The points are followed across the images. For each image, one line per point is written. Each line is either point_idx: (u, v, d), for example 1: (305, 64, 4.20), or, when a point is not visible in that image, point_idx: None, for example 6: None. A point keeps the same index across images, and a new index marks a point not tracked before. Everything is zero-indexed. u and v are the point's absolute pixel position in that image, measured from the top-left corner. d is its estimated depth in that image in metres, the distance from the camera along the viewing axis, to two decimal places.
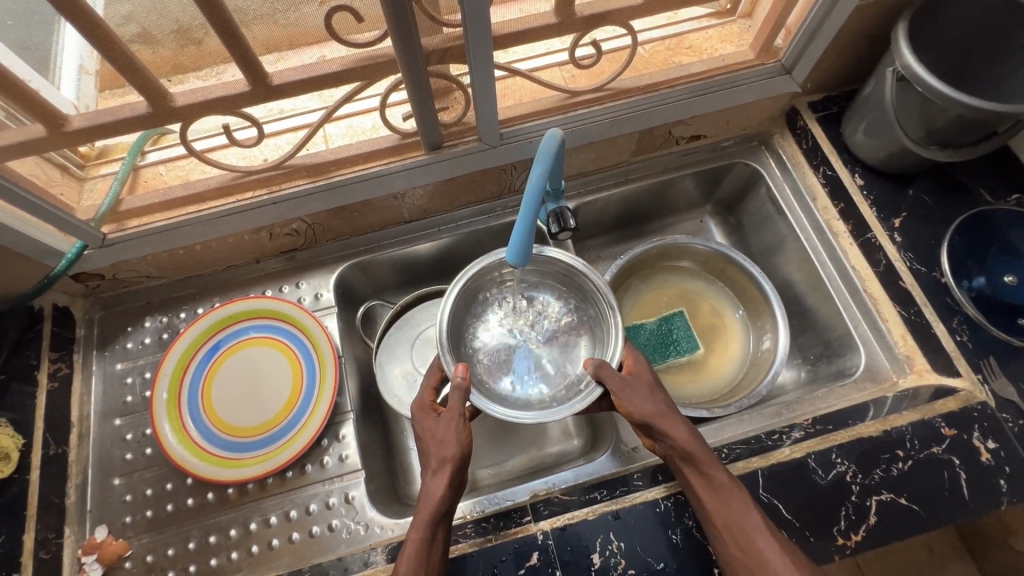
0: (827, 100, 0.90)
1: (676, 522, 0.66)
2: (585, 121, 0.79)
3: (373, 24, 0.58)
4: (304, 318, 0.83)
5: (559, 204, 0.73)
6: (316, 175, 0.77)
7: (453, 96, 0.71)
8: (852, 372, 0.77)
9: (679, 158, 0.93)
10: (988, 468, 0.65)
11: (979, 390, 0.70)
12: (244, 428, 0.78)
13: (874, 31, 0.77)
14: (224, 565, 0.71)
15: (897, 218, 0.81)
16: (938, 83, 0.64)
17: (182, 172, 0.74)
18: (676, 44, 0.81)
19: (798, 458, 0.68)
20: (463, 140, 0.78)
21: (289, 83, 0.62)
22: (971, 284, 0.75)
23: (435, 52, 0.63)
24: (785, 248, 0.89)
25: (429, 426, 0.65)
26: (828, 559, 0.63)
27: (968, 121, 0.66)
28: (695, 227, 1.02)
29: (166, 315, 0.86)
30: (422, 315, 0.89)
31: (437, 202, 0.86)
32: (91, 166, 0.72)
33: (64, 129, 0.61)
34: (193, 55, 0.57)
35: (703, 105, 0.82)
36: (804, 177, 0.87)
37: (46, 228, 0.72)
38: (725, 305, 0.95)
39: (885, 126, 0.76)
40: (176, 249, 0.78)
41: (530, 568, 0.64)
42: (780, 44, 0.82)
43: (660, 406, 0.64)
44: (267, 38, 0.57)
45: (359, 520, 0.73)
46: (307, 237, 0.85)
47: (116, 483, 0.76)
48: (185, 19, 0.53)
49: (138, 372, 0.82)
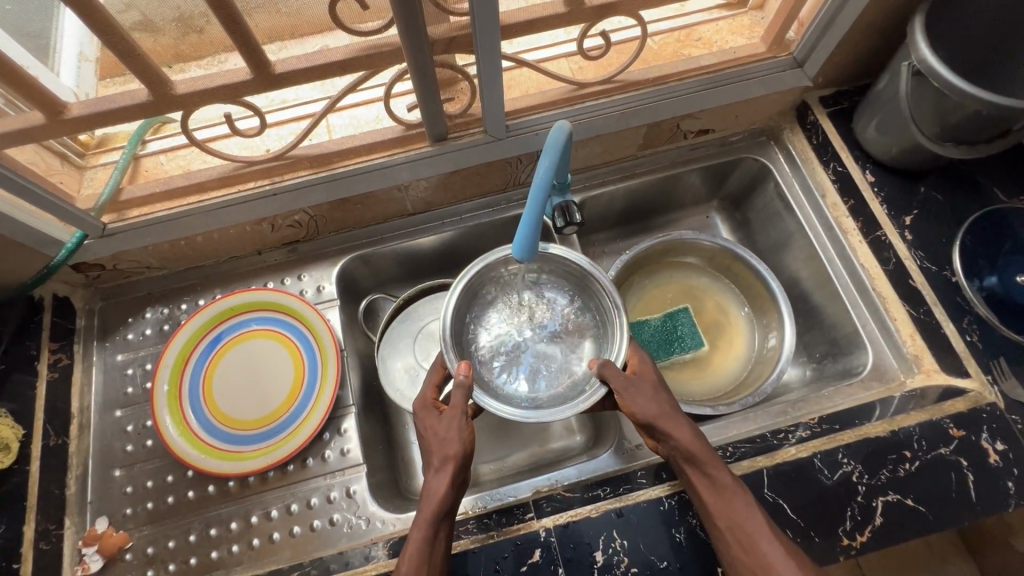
0: (839, 95, 0.88)
1: (680, 520, 0.65)
2: (593, 114, 0.79)
3: (378, 13, 0.56)
4: (305, 310, 0.82)
5: (565, 198, 0.71)
6: (320, 166, 0.76)
7: (459, 86, 0.70)
8: (859, 372, 0.77)
9: (687, 153, 0.92)
10: (997, 470, 0.65)
11: (988, 391, 0.69)
12: (245, 422, 0.78)
13: (888, 26, 0.76)
14: (224, 558, 0.70)
15: (908, 216, 0.79)
16: (974, 88, 0.62)
17: (183, 162, 0.73)
18: (686, 35, 0.79)
19: (804, 458, 0.67)
20: (469, 132, 0.78)
21: (290, 73, 0.61)
22: (983, 283, 0.74)
23: (441, 41, 0.61)
24: (793, 245, 0.88)
25: (431, 424, 0.64)
26: (833, 559, 0.62)
27: (983, 118, 0.65)
28: (700, 222, 1.01)
29: (166, 307, 0.85)
30: (424, 309, 0.88)
31: (441, 195, 0.85)
32: (91, 154, 0.71)
33: (63, 116, 0.59)
34: (195, 43, 0.56)
35: (711, 100, 0.81)
36: (814, 173, 0.86)
37: (45, 217, 0.71)
38: (730, 302, 0.94)
39: (898, 122, 0.75)
40: (176, 240, 0.77)
41: (531, 566, 0.64)
42: (792, 36, 0.80)
43: (664, 406, 0.63)
44: (269, 27, 0.56)
45: (360, 514, 0.72)
46: (309, 229, 0.84)
47: (116, 475, 0.76)
48: (187, 7, 0.51)
49: (138, 363, 0.82)
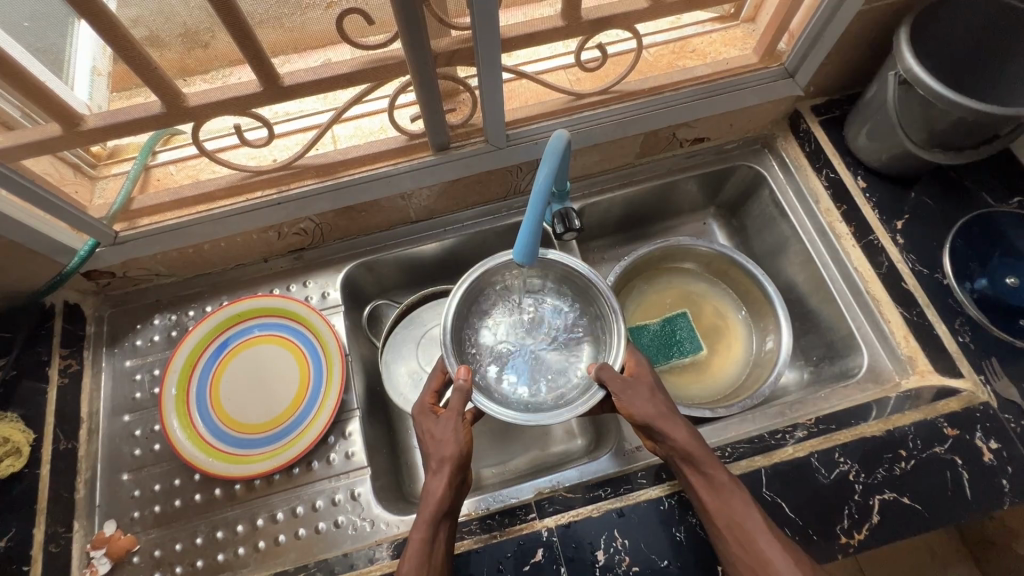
0: (830, 104, 0.91)
1: (679, 519, 0.66)
2: (590, 123, 0.80)
3: (383, 27, 0.59)
4: (311, 315, 0.84)
5: (564, 205, 0.72)
6: (325, 175, 0.77)
7: (461, 97, 0.72)
8: (855, 373, 0.78)
9: (683, 160, 0.94)
10: (990, 468, 0.66)
11: (981, 391, 0.70)
12: (252, 425, 0.79)
13: (874, 36, 0.78)
14: (231, 560, 0.71)
15: (899, 221, 0.81)
16: (956, 95, 0.64)
17: (193, 171, 0.75)
18: (680, 47, 0.82)
19: (801, 457, 0.69)
20: (471, 141, 0.79)
21: (298, 85, 0.63)
22: (973, 286, 0.76)
23: (444, 54, 0.64)
24: (788, 250, 0.90)
25: (429, 427, 0.65)
26: (831, 557, 0.63)
27: (970, 124, 0.66)
28: (697, 228, 1.03)
29: (175, 313, 0.87)
30: (428, 314, 0.90)
31: (443, 203, 0.87)
32: (102, 165, 0.73)
33: (79, 128, 0.62)
34: (200, 58, 0.58)
35: (706, 109, 0.83)
36: (807, 179, 0.88)
37: (58, 225, 0.73)
38: (727, 305, 0.96)
39: (889, 130, 0.77)
40: (186, 246, 0.79)
41: (534, 565, 0.65)
42: (783, 48, 0.82)
43: (661, 407, 0.65)
44: (276, 42, 0.58)
45: (365, 516, 0.73)
46: (315, 236, 0.86)
47: (125, 478, 0.77)
48: (192, 23, 0.54)
49: (147, 369, 0.83)
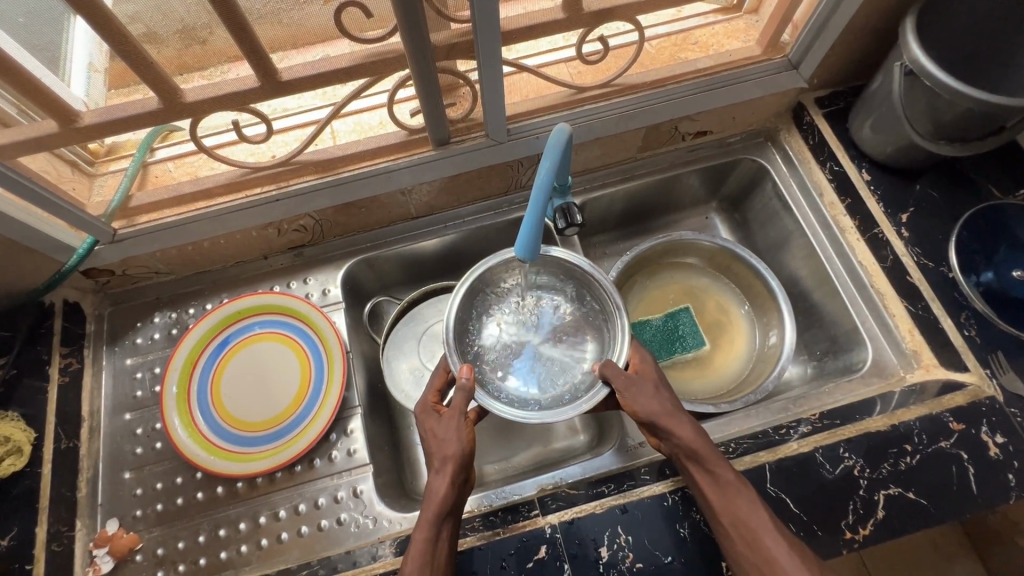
0: (834, 96, 0.90)
1: (683, 515, 0.66)
2: (591, 117, 0.80)
3: (383, 22, 0.58)
4: (313, 313, 0.83)
5: (566, 200, 0.72)
6: (324, 171, 0.77)
7: (461, 91, 0.71)
8: (859, 368, 0.78)
9: (685, 154, 0.93)
10: (996, 463, 0.65)
11: (986, 385, 0.69)
12: (253, 423, 0.79)
13: (879, 27, 0.77)
14: (233, 558, 0.71)
15: (904, 214, 0.80)
16: (968, 88, 0.63)
17: (191, 168, 0.74)
18: (682, 39, 0.80)
19: (806, 453, 0.68)
20: (471, 136, 0.79)
21: (298, 80, 0.62)
22: (979, 279, 0.75)
23: (443, 48, 0.63)
24: (791, 245, 0.90)
25: (430, 426, 0.65)
26: (837, 553, 0.63)
27: (979, 115, 0.65)
28: (700, 223, 1.02)
29: (175, 311, 0.87)
30: (428, 311, 0.89)
31: (443, 198, 0.87)
32: (101, 162, 0.72)
33: (76, 125, 0.61)
34: (198, 54, 0.57)
35: (709, 102, 0.82)
36: (811, 172, 0.88)
37: (53, 221, 0.72)
38: (730, 301, 0.95)
39: (894, 122, 0.76)
40: (185, 244, 0.79)
41: (537, 562, 0.65)
42: (787, 39, 0.82)
43: (666, 404, 0.64)
44: (272, 39, 0.57)
45: (368, 514, 0.73)
46: (315, 233, 0.85)
47: (127, 476, 0.77)
48: (190, 19, 0.53)
49: (147, 367, 0.83)
